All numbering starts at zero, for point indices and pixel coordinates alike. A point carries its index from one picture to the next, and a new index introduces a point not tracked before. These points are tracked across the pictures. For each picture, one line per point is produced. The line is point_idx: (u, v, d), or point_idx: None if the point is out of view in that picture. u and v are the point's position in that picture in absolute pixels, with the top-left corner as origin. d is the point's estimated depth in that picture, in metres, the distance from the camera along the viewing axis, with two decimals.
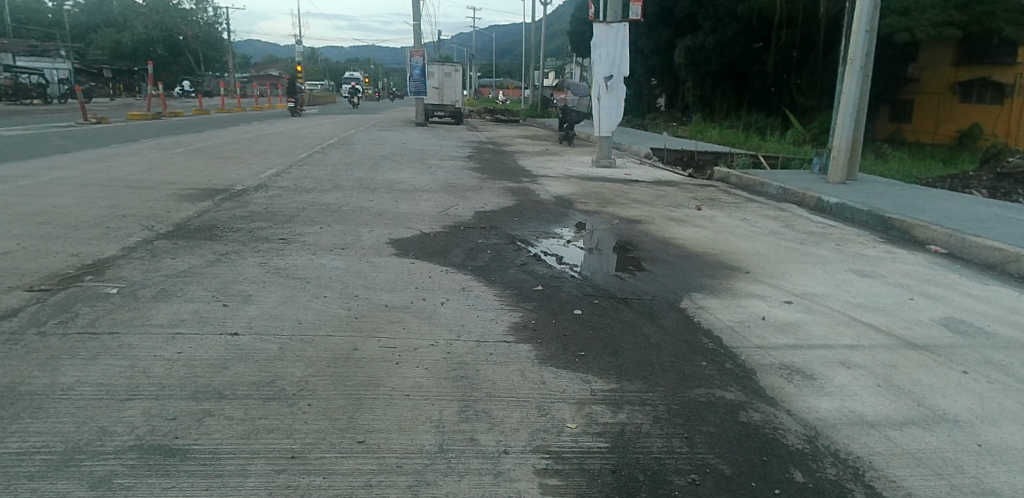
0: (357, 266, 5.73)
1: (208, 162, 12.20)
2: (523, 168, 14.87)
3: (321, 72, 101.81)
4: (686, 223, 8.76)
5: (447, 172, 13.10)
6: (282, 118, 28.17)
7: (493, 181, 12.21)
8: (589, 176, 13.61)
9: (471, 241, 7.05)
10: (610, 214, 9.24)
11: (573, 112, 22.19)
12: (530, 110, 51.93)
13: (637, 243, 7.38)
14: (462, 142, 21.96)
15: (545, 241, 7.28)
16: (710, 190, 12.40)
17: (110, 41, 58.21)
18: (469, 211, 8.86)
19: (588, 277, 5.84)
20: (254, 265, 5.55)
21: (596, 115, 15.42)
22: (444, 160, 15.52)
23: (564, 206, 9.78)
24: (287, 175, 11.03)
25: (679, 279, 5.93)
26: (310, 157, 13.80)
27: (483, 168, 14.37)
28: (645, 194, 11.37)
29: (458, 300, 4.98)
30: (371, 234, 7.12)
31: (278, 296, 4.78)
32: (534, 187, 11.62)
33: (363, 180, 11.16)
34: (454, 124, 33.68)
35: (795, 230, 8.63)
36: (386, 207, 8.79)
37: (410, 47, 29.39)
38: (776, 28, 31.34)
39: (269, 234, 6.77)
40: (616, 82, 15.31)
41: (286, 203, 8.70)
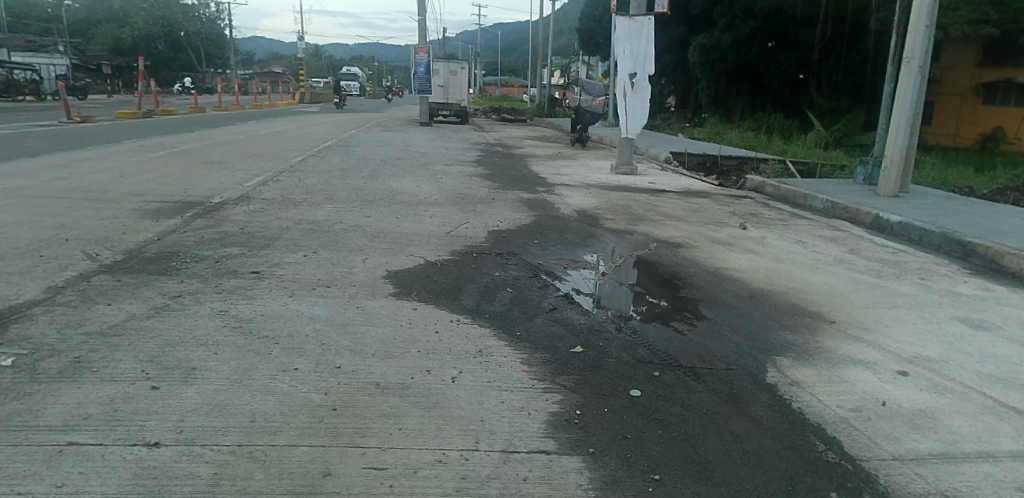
0: (342, 315, 4.50)
1: (190, 169, 11.05)
2: (536, 174, 13.67)
3: (325, 70, 100.89)
4: (734, 247, 7.53)
5: (455, 180, 11.89)
6: (281, 117, 27.08)
7: (506, 191, 11.00)
8: (610, 185, 12.39)
9: (485, 275, 5.79)
10: (643, 234, 8.04)
11: (587, 113, 20.78)
12: (538, 109, 50.71)
13: (683, 277, 6.14)
14: (468, 143, 20.77)
15: (574, 274, 6.03)
16: (747, 202, 11.19)
17: (109, 37, 57.35)
18: (482, 231, 7.63)
19: (636, 331, 4.58)
20: (207, 315, 4.33)
21: (620, 116, 14.16)
22: (450, 165, 14.31)
23: (589, 223, 8.58)
24: (274, 184, 9.86)
25: (752, 336, 4.67)
26: (304, 162, 12.64)
27: (493, 174, 13.17)
28: (677, 207, 10.15)
29: (475, 372, 3.73)
30: (365, 264, 5.90)
31: (230, 370, 3.55)
32: (553, 198, 10.42)
33: (359, 190, 9.97)
34: (459, 124, 32.52)
35: (864, 257, 7.39)
36: (384, 225, 7.60)
37: (415, 44, 28.02)
38: (797, 26, 30.03)
39: (239, 266, 5.57)
40: (641, 80, 14.00)
41: (268, 220, 7.51)
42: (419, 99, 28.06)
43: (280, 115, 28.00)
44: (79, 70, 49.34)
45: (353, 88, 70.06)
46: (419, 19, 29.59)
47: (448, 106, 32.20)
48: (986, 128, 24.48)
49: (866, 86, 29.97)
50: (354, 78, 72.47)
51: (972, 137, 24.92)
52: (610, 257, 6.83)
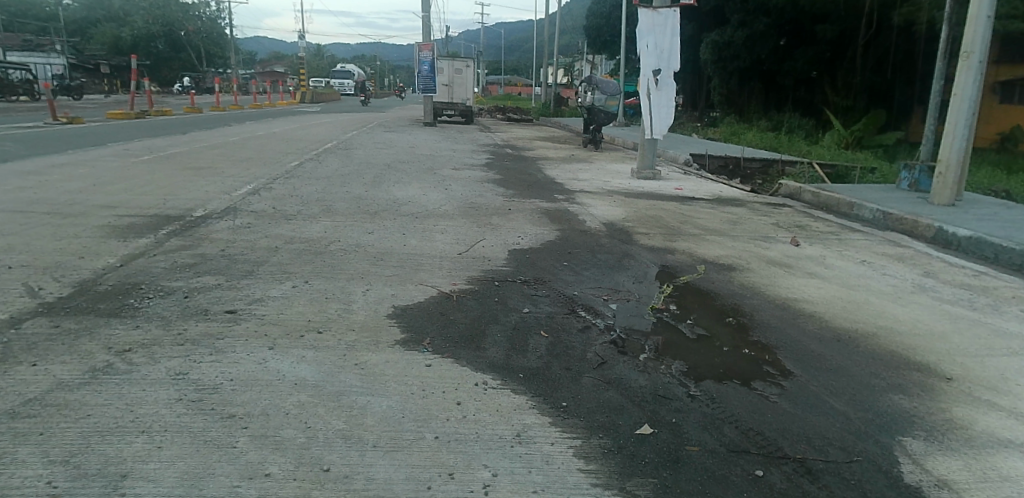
0: (336, 379, 3.49)
1: (174, 175, 10.09)
2: (552, 179, 12.66)
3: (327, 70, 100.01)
4: (794, 270, 6.51)
5: (465, 187, 10.90)
6: (280, 117, 26.14)
7: (522, 199, 9.97)
8: (635, 192, 11.36)
9: (511, 312, 4.76)
10: (687, 252, 7.00)
11: (601, 113, 19.75)
12: (544, 109, 49.74)
13: (749, 314, 5.10)
14: (476, 144, 19.78)
15: (619, 310, 4.99)
16: (788, 212, 10.15)
17: (108, 36, 56.51)
18: (501, 250, 6.61)
19: (713, 398, 3.57)
20: (156, 382, 3.32)
21: (645, 116, 13.31)
22: (459, 169, 13.33)
23: (621, 238, 7.58)
24: (265, 194, 8.88)
25: (859, 405, 3.65)
26: (301, 168, 11.67)
27: (505, 179, 12.19)
28: (715, 218, 9.13)
29: (516, 476, 2.71)
30: (365, 298, 4.88)
31: (173, 477, 2.54)
32: (576, 208, 9.40)
33: (361, 200, 8.96)
34: (465, 124, 31.51)
35: (945, 282, 6.36)
36: (389, 244, 6.59)
37: (420, 40, 27.05)
38: (813, 22, 28.86)
39: (211, 302, 4.56)
40: (666, 78, 13.16)
41: (254, 238, 6.53)
42: (423, 98, 27.01)
43: (279, 116, 27.07)
44: (76, 70, 48.54)
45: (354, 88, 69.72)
46: (422, 16, 28.57)
47: (452, 106, 31.19)
48: (1004, 128, 22.79)
49: (884, 84, 28.82)
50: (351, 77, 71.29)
51: (990, 137, 23.26)
52: (654, 284, 5.79)
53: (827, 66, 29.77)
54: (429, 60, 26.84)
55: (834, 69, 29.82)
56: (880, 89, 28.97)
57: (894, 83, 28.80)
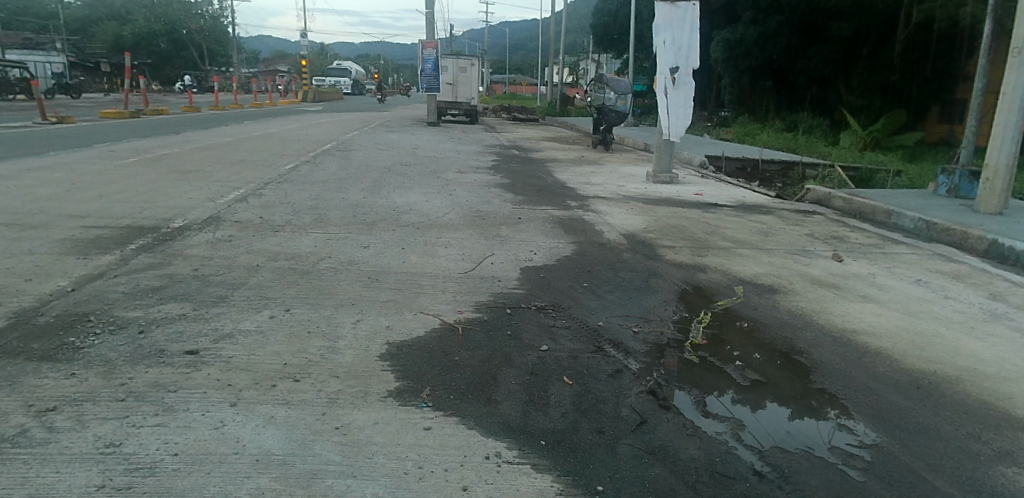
0: (310, 453, 2.76)
1: (158, 179, 9.40)
2: (563, 183, 11.92)
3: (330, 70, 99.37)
4: (844, 292, 5.76)
5: (471, 192, 10.17)
6: (279, 117, 25.45)
7: (532, 206, 9.24)
8: (653, 198, 10.61)
9: (528, 350, 4.01)
10: (721, 270, 6.26)
11: (612, 112, 18.95)
12: (550, 108, 49.01)
13: (805, 352, 4.34)
14: (481, 145, 19.05)
15: (654, 346, 4.23)
16: (820, 221, 9.39)
17: (109, 34, 55.87)
18: (511, 268, 5.86)
19: (786, 477, 2.84)
20: (76, 459, 2.61)
21: (662, 116, 12.58)
22: (464, 172, 12.59)
23: (645, 251, 6.84)
24: (253, 202, 8.17)
25: (966, 485, 2.90)
26: (296, 171, 10.97)
27: (514, 184, 11.45)
28: (745, 229, 8.37)
29: None
30: (354, 331, 4.15)
31: None
32: (592, 217, 8.65)
33: (357, 208, 8.24)
34: (469, 124, 30.78)
35: (1017, 308, 5.61)
36: (385, 261, 5.86)
37: (423, 39, 26.33)
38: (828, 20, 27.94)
39: (169, 339, 3.84)
40: (684, 76, 12.35)
41: (233, 254, 5.81)
42: (427, 97, 26.29)
43: (279, 115, 26.38)
44: (76, 68, 47.93)
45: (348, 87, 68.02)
46: (426, 12, 27.82)
47: (457, 105, 30.43)
48: None
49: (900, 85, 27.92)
50: (347, 75, 70.06)
51: None
52: (689, 310, 5.03)
53: (841, 65, 28.88)
54: (433, 58, 26.07)
55: (849, 69, 28.92)
56: (896, 90, 28.08)
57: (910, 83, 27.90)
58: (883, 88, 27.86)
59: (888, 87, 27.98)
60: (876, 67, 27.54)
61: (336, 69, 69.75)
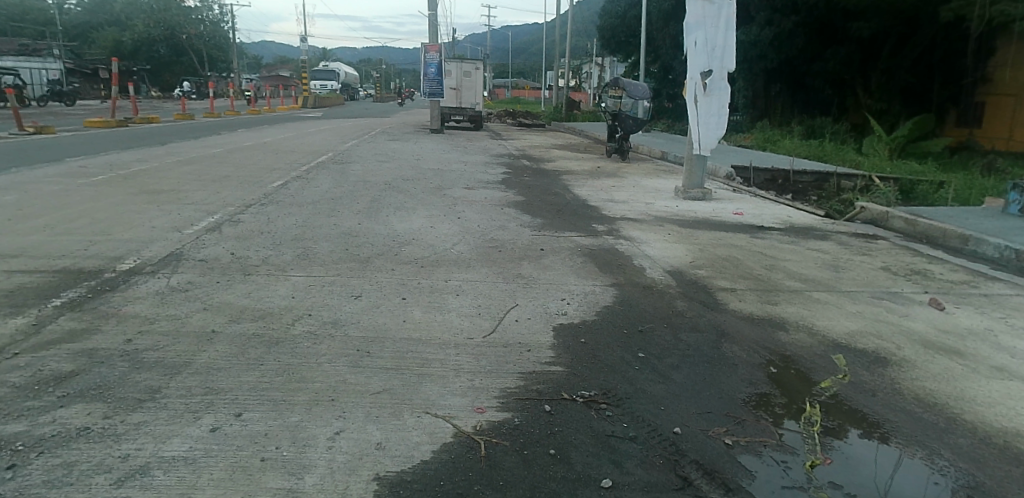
0: None
1: (122, 203, 8.20)
2: (583, 201, 10.66)
3: None
4: (971, 362, 4.47)
5: (483, 214, 8.94)
6: (275, 124, 24.32)
7: (554, 232, 7.99)
8: (688, 219, 9.34)
9: (584, 489, 2.74)
10: (804, 327, 4.97)
11: (629, 120, 17.63)
12: (556, 113, 47.82)
13: (974, 482, 3.03)
14: (489, 155, 17.82)
15: (759, 478, 2.95)
16: (888, 248, 8.10)
17: (107, 40, 55.06)
18: (540, 329, 4.57)
19: None
20: None
21: (691, 125, 11.32)
22: (473, 188, 11.35)
23: (701, 298, 5.57)
24: (226, 232, 6.96)
25: None
26: (284, 190, 9.77)
27: (529, 202, 10.21)
28: (808, 263, 7.09)
29: None
30: (329, 457, 2.87)
31: None
32: (626, 246, 7.39)
33: (352, 239, 7.01)
34: (475, 130, 29.58)
35: None
36: (380, 320, 4.59)
37: (426, 42, 25.19)
38: (845, 19, 26.39)
39: (49, 482, 2.59)
40: (718, 81, 11.14)
41: (185, 311, 4.54)
42: (430, 102, 25.01)
43: (275, 122, 25.24)
44: (73, 74, 47.00)
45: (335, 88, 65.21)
46: (430, 15, 26.70)
47: (461, 111, 29.21)
48: None
49: (920, 86, 26.48)
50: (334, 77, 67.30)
51: None
52: (784, 400, 3.74)
53: (859, 66, 27.44)
54: (436, 62, 24.86)
55: (868, 70, 27.50)
56: (915, 92, 26.66)
57: (930, 84, 26.44)
58: (903, 90, 26.39)
59: (908, 89, 26.53)
60: (895, 69, 25.97)
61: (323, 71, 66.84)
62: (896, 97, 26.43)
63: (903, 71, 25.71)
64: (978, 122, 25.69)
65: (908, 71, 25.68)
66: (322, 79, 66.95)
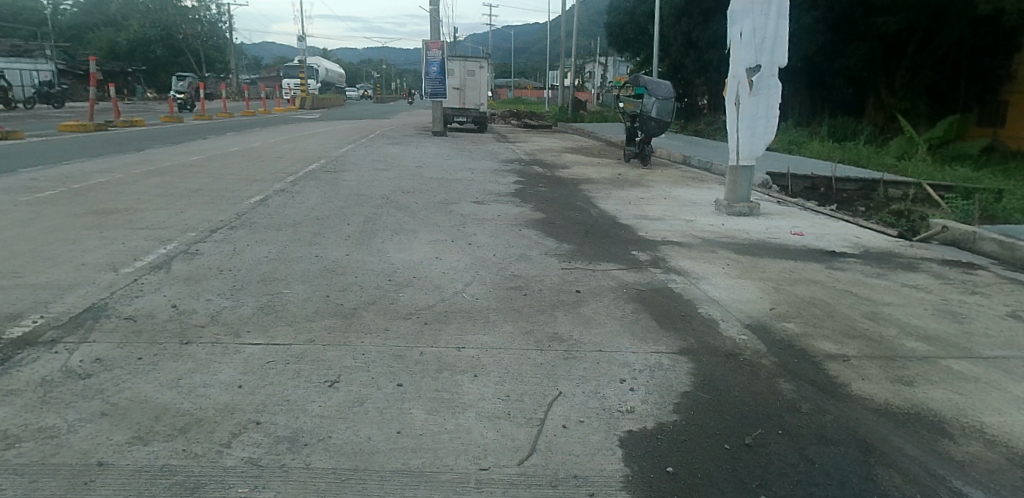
0: None
1: (58, 228, 6.74)
2: (613, 218, 9.17)
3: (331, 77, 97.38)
4: None
5: (500, 238, 7.48)
6: (268, 126, 22.91)
7: (588, 264, 6.51)
8: (742, 243, 7.84)
9: None
10: (973, 430, 3.47)
11: (652, 122, 16.13)
12: (562, 113, 46.34)
13: None
14: (497, 161, 16.34)
15: None
16: (997, 282, 6.59)
17: (102, 41, 53.88)
18: (599, 447, 3.05)
19: None
20: None
21: (732, 130, 9.79)
22: (483, 203, 9.87)
23: (808, 375, 4.05)
24: (176, 271, 5.47)
25: None
26: (261, 208, 8.31)
27: (550, 221, 8.73)
28: (915, 308, 5.59)
29: None
30: None
31: None
32: (680, 285, 5.89)
33: (335, 279, 5.52)
34: (479, 132, 28.12)
35: None
36: (360, 432, 3.08)
37: (427, 39, 23.74)
38: (867, 14, 24.30)
39: None
40: (766, 78, 9.60)
41: (73, 419, 3.05)
42: (431, 103, 23.53)
43: (268, 125, 23.83)
44: (65, 75, 45.72)
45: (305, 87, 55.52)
46: (431, 10, 25.30)
47: (465, 112, 27.73)
48: None
49: (946, 85, 24.53)
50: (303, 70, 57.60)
51: None
52: None
53: (881, 63, 25.11)
54: (439, 60, 23.43)
55: (890, 68, 25.24)
56: (940, 91, 24.73)
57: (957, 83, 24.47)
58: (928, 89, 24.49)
59: (934, 88, 24.59)
60: (920, 66, 24.03)
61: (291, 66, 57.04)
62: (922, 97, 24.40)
63: (929, 68, 23.80)
64: (1002, 120, 24.72)
65: (935, 68, 23.78)
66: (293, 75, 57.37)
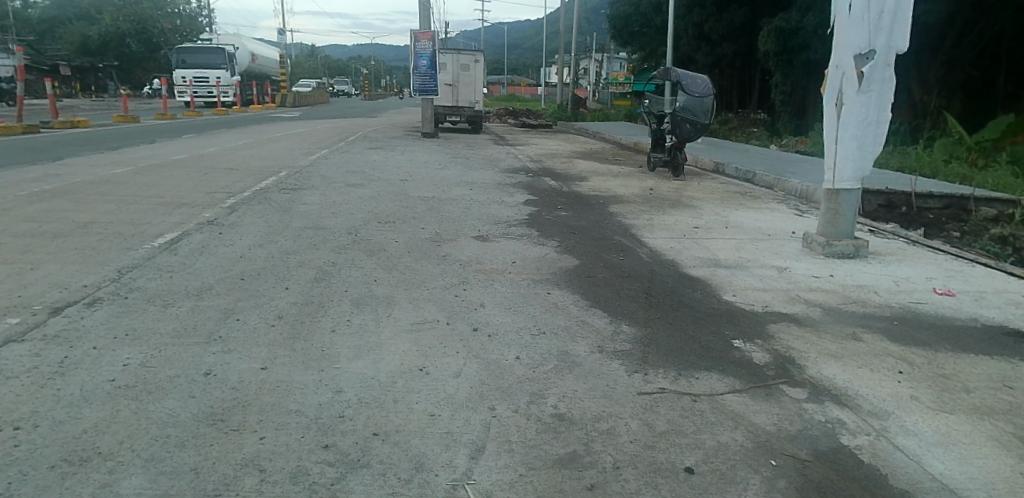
0: None
1: None
2: (671, 264, 6.55)
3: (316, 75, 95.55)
4: None
5: (523, 314, 4.81)
6: (235, 128, 20.33)
7: (681, 378, 3.82)
8: (882, 318, 5.21)
9: None
10: None
11: (686, 123, 13.42)
12: (561, 110, 43.89)
13: None
14: (497, 170, 13.74)
15: None
16: None
17: (76, 36, 51.31)
18: None
19: None
20: None
21: (831, 138, 7.18)
22: (489, 240, 7.22)
23: None
24: None
25: None
26: (162, 260, 5.66)
27: (584, 271, 6.12)
28: None
29: None
30: None
31: None
32: (865, 441, 3.23)
33: (219, 450, 2.81)
34: (475, 132, 25.54)
35: None
36: None
37: (415, 29, 21.09)
38: None
39: None
40: (880, 67, 6.95)
41: None
42: (420, 101, 20.81)
43: (237, 125, 21.22)
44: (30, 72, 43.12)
45: (231, 90, 39.21)
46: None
47: (458, 111, 25.08)
48: None
49: (981, 80, 21.39)
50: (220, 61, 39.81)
51: None
52: None
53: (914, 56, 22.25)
54: (429, 53, 20.87)
55: (923, 62, 22.28)
56: (974, 86, 21.63)
57: (993, 77, 21.33)
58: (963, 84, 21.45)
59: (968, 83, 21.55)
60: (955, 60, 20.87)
61: (201, 49, 38.72)
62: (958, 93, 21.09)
63: (965, 63, 20.70)
64: None
65: (971, 62, 20.67)
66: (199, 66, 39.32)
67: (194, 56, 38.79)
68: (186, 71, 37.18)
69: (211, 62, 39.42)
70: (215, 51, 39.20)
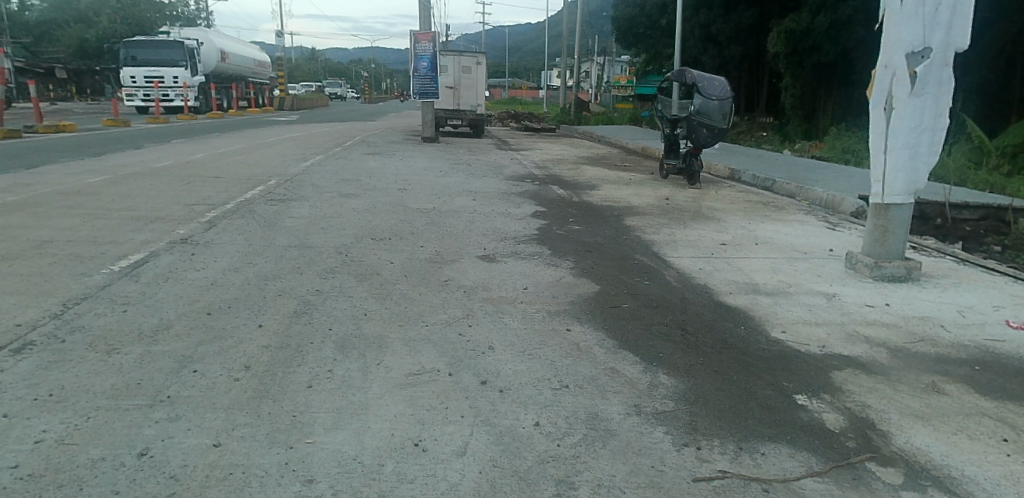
0: None
1: None
2: (702, 290, 5.76)
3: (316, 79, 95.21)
4: None
5: (540, 360, 4.00)
6: (228, 132, 19.58)
7: (744, 456, 3.03)
8: (962, 362, 4.41)
9: None
10: None
11: (703, 130, 12.68)
12: (563, 113, 43.17)
13: None
14: (501, 178, 12.98)
15: None
16: None
17: (73, 38, 50.67)
18: None
19: None
20: None
21: (881, 148, 6.41)
22: (495, 260, 6.43)
23: None
24: None
25: None
26: (117, 289, 4.88)
27: (606, 299, 5.34)
28: None
29: None
30: None
31: None
32: None
33: None
34: (477, 136, 24.79)
35: None
36: None
37: (416, 30, 20.30)
38: None
39: None
40: (936, 68, 6.13)
41: None
42: (421, 104, 20.01)
43: (230, 129, 20.47)
44: (26, 75, 42.55)
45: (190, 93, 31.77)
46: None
47: (460, 114, 24.38)
48: None
49: None
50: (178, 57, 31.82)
51: None
52: None
53: None
54: (429, 54, 20.10)
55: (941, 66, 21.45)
56: None
57: None
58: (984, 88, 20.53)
59: None
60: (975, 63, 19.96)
61: (154, 44, 31.22)
62: (974, 97, 20.24)
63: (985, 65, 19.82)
64: None
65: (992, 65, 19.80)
66: (152, 63, 31.39)
67: (145, 52, 31.19)
68: (139, 74, 30.65)
69: (164, 57, 31.43)
70: (173, 45, 31.30)
